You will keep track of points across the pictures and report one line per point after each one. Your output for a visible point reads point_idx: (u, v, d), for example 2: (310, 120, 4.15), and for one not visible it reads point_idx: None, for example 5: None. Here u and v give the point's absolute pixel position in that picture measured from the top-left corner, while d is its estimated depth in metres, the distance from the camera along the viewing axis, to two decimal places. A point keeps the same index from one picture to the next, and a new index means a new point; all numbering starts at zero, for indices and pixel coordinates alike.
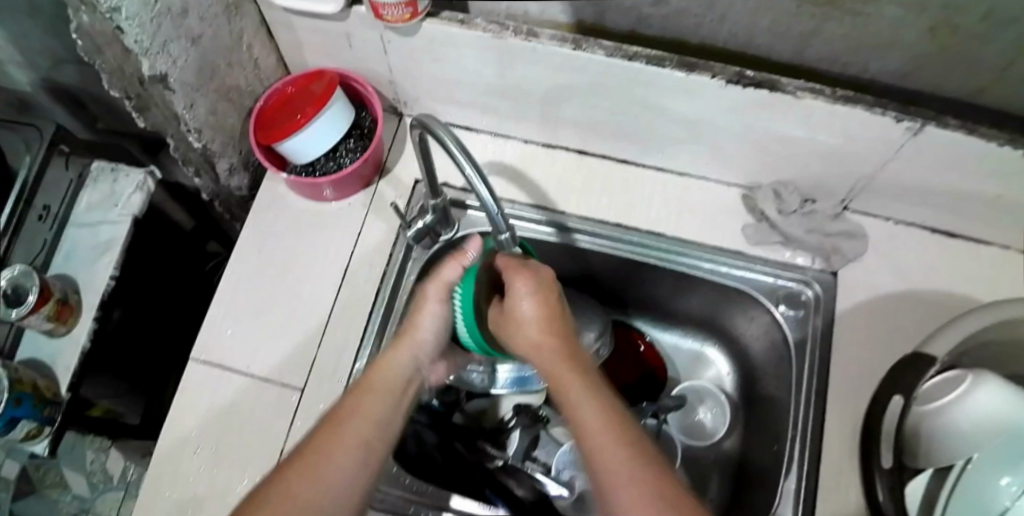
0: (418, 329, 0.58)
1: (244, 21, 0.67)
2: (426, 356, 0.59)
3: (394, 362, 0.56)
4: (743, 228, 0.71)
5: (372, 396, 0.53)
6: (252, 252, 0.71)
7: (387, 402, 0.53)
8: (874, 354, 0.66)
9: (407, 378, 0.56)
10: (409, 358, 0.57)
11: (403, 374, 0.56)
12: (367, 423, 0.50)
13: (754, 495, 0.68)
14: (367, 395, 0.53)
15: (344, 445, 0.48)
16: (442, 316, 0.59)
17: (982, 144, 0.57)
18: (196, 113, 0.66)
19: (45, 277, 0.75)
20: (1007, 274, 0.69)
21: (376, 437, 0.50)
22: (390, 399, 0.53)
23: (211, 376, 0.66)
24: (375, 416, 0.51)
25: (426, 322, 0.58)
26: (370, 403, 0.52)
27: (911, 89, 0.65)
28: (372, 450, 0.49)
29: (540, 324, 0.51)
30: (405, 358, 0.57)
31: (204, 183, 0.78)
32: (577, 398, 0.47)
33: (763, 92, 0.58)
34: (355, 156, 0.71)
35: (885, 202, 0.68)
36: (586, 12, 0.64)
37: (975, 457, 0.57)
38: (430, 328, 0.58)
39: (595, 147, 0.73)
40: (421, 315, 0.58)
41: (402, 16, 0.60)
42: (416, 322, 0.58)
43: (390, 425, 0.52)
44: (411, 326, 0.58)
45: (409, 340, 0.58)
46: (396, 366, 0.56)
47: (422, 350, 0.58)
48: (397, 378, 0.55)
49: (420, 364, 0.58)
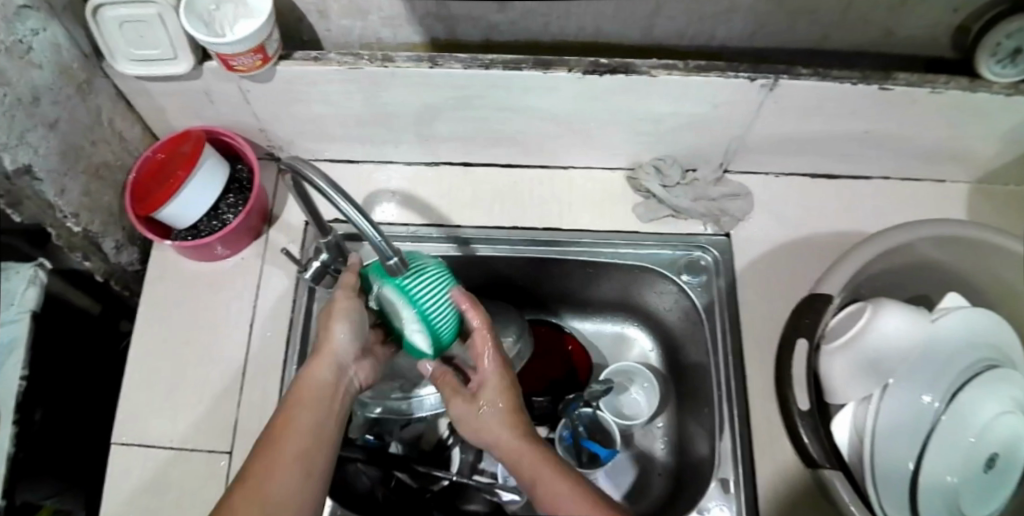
0: (330, 340, 0.55)
1: (101, 96, 0.66)
2: (352, 357, 0.56)
3: (315, 373, 0.54)
4: (634, 207, 0.72)
5: (302, 412, 0.52)
6: (154, 325, 0.69)
7: (316, 420, 0.52)
8: (778, 304, 0.68)
9: (333, 386, 0.54)
10: (329, 366, 0.55)
11: (329, 383, 0.54)
12: (299, 434, 0.50)
13: (695, 463, 0.69)
14: (292, 413, 0.51)
15: (284, 463, 0.48)
16: (352, 317, 0.55)
17: (835, 87, 0.59)
18: (69, 199, 0.65)
19: None
20: (888, 202, 0.72)
21: (313, 447, 0.50)
22: (321, 410, 0.53)
23: (135, 458, 0.64)
24: (308, 430, 0.51)
25: (336, 330, 0.54)
26: (297, 424, 0.51)
27: (761, 48, 0.67)
28: (311, 469, 0.49)
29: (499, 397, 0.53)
30: (328, 368, 0.54)
31: (95, 265, 0.76)
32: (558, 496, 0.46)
33: (620, 77, 0.59)
34: (237, 210, 0.69)
35: (761, 158, 0.71)
36: (437, 30, 0.65)
37: (890, 384, 0.60)
38: (342, 337, 0.55)
39: (479, 156, 0.73)
40: (331, 325, 0.55)
41: (254, 63, 0.59)
42: (326, 335, 0.55)
43: (324, 432, 0.52)
44: (323, 335, 0.55)
45: (326, 350, 0.55)
46: (319, 373, 0.54)
47: (342, 355, 0.55)
48: (324, 389, 0.54)
49: (344, 367, 0.56)
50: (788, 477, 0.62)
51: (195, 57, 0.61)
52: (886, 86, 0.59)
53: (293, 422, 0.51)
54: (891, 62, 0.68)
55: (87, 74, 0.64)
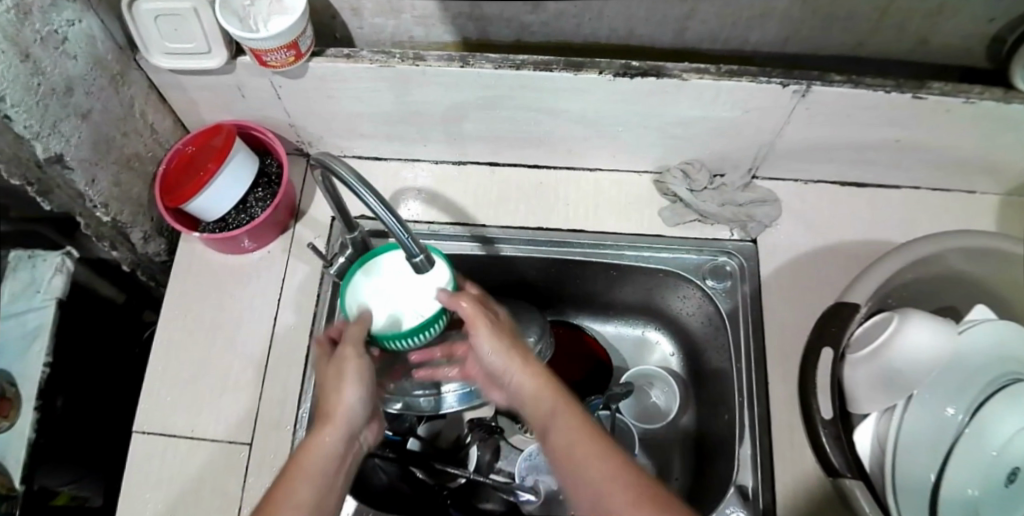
0: (338, 405, 0.53)
1: (133, 88, 0.67)
2: (360, 423, 0.54)
3: (321, 438, 0.52)
4: (659, 211, 0.72)
5: (301, 483, 0.49)
6: (179, 316, 0.70)
7: (318, 490, 0.50)
8: (803, 312, 0.67)
9: (338, 456, 0.52)
10: (337, 432, 0.52)
11: (334, 452, 0.52)
12: (298, 507, 0.48)
13: (714, 469, 0.69)
14: (292, 483, 0.49)
15: None
16: (364, 381, 0.54)
17: (868, 95, 0.59)
18: (99, 188, 0.66)
19: None
20: (916, 212, 0.72)
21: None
22: (322, 480, 0.50)
23: (158, 448, 0.65)
24: (307, 504, 0.48)
25: (346, 397, 0.53)
26: (298, 495, 0.48)
27: (793, 54, 0.67)
28: None
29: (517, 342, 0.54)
30: (336, 434, 0.52)
31: (122, 255, 0.76)
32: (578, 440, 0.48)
33: (651, 80, 0.59)
34: (265, 204, 0.70)
35: (789, 165, 0.70)
36: (469, 29, 0.65)
37: (915, 395, 0.60)
38: (351, 405, 0.53)
39: (505, 156, 0.74)
40: (342, 389, 0.53)
41: (287, 59, 0.60)
42: (335, 399, 0.53)
43: (323, 506, 0.49)
44: (332, 401, 0.53)
45: (333, 417, 0.53)
46: (324, 442, 0.52)
47: (350, 421, 0.53)
48: (329, 458, 0.51)
49: (353, 433, 0.54)
50: (809, 489, 0.61)
51: (229, 52, 0.62)
52: (920, 95, 0.58)
53: (293, 492, 0.48)
54: (924, 72, 0.68)
55: (121, 66, 0.64)
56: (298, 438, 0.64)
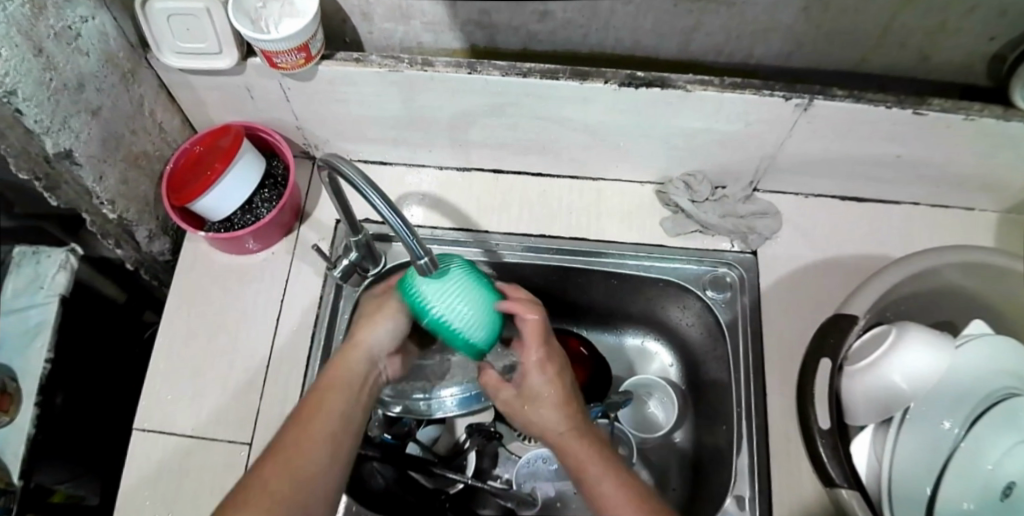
0: (370, 333, 0.57)
1: (143, 87, 0.68)
2: (385, 352, 0.59)
3: (350, 360, 0.56)
4: (661, 221, 0.72)
5: (334, 396, 0.53)
6: (182, 315, 0.70)
7: (349, 402, 0.54)
8: (802, 324, 0.68)
9: (365, 377, 0.56)
10: (363, 355, 0.57)
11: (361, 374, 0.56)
12: (331, 416, 0.52)
13: (711, 480, 0.69)
14: (323, 394, 0.53)
15: (314, 441, 0.50)
16: (399, 318, 0.58)
17: (870, 109, 0.59)
18: (107, 185, 0.66)
19: None
20: (916, 228, 0.72)
21: (342, 432, 0.52)
22: (352, 397, 0.54)
23: (157, 445, 0.65)
24: (339, 414, 0.52)
25: (377, 329, 0.57)
26: (332, 406, 0.52)
27: (796, 69, 0.68)
28: (339, 449, 0.51)
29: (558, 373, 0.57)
30: (364, 356, 0.57)
31: (126, 253, 0.77)
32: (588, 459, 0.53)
33: (656, 90, 0.60)
34: (271, 205, 0.71)
35: (790, 178, 0.71)
36: (477, 37, 0.66)
37: (910, 408, 0.60)
38: (382, 336, 0.57)
39: (510, 163, 0.74)
40: (375, 323, 0.57)
41: (297, 61, 0.60)
42: (368, 329, 0.57)
43: (352, 419, 0.53)
44: (363, 328, 0.57)
45: (362, 343, 0.57)
46: (354, 363, 0.56)
47: (378, 348, 0.58)
48: (357, 378, 0.55)
49: (377, 360, 0.58)
50: (806, 503, 0.61)
51: (239, 53, 0.63)
52: (920, 111, 0.59)
53: (327, 404, 0.52)
54: (925, 88, 0.69)
55: (132, 65, 0.65)
56: None
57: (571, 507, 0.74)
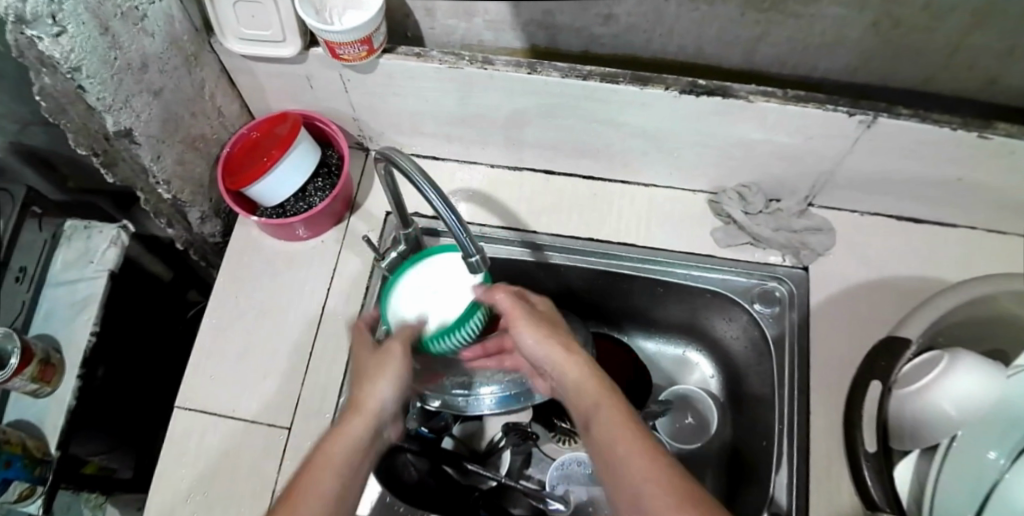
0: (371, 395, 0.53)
1: (205, 71, 0.68)
2: (387, 420, 0.54)
3: (349, 427, 0.51)
4: (712, 232, 0.72)
5: (328, 470, 0.48)
6: (228, 297, 0.71)
7: (344, 477, 0.49)
8: (852, 344, 0.67)
9: (365, 448, 0.52)
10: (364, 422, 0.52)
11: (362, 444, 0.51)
12: (325, 493, 0.47)
13: (747, 494, 0.68)
14: (317, 470, 0.48)
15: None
16: (402, 377, 0.55)
17: (936, 130, 0.58)
18: (163, 166, 0.67)
19: (25, 339, 0.74)
20: (972, 253, 0.71)
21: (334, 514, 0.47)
22: (350, 470, 0.50)
23: (199, 424, 0.66)
24: (332, 491, 0.47)
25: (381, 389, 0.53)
26: (325, 481, 0.48)
27: (860, 85, 0.67)
28: None
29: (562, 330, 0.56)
30: (365, 423, 0.52)
31: (177, 233, 0.78)
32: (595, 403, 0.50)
33: (717, 99, 0.59)
34: (325, 194, 0.71)
35: (846, 195, 0.70)
36: (538, 36, 0.66)
37: (959, 435, 0.58)
38: (384, 400, 0.53)
39: (561, 165, 0.74)
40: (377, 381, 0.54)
41: (359, 54, 0.61)
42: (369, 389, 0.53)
43: (347, 497, 0.48)
44: (365, 393, 0.53)
45: (363, 409, 0.52)
46: (352, 434, 0.51)
47: (380, 415, 0.53)
48: (356, 450, 0.51)
49: (379, 429, 0.53)
50: None
51: (301, 43, 0.63)
52: (986, 135, 0.58)
53: (320, 479, 0.47)
54: (991, 111, 0.67)
55: (196, 48, 0.66)
56: None
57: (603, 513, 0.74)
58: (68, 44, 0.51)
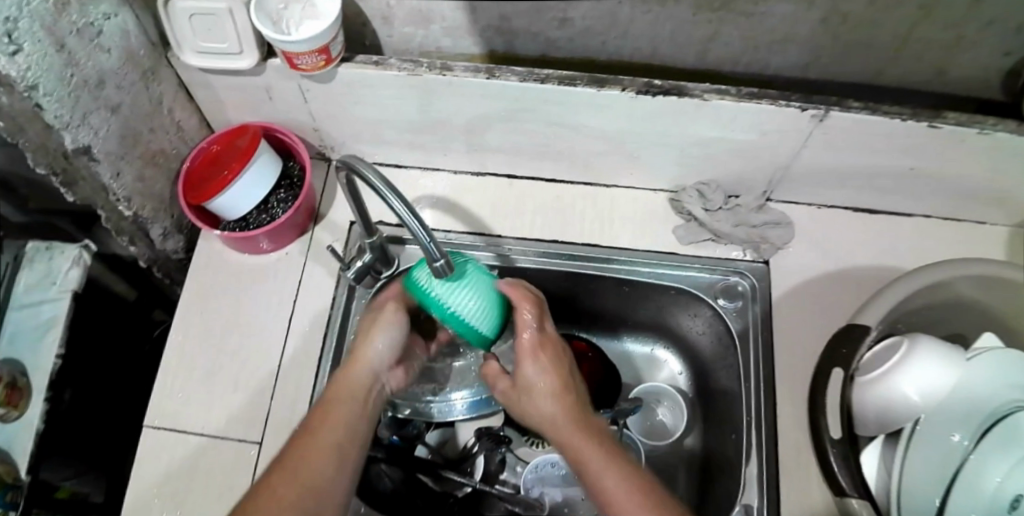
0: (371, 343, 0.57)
1: (163, 85, 0.68)
2: (388, 365, 0.58)
3: (353, 372, 0.55)
4: (674, 230, 0.73)
5: (339, 409, 0.53)
6: (194, 313, 0.71)
7: (353, 414, 0.53)
8: (813, 334, 0.68)
9: (369, 390, 0.56)
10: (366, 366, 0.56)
11: (366, 386, 0.56)
12: (337, 427, 0.52)
13: (719, 486, 0.69)
14: (328, 414, 0.53)
15: (322, 450, 0.50)
16: (399, 327, 0.58)
17: (886, 122, 0.60)
18: (123, 182, 0.67)
19: None
20: (929, 241, 0.72)
21: (348, 445, 0.51)
22: (357, 409, 0.54)
23: (168, 442, 0.65)
24: (343, 427, 0.52)
25: (379, 337, 0.56)
26: (336, 418, 0.52)
27: (812, 80, 0.68)
28: (345, 460, 0.51)
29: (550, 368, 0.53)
30: (367, 368, 0.56)
31: (139, 251, 0.77)
32: (586, 453, 0.50)
33: (673, 99, 0.60)
34: (287, 205, 0.71)
35: (804, 189, 0.71)
36: (496, 42, 0.66)
37: (921, 418, 0.59)
38: (383, 347, 0.57)
39: (525, 169, 0.75)
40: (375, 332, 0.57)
41: (317, 63, 0.61)
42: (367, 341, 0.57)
43: (359, 432, 0.53)
44: (364, 340, 0.57)
45: (363, 353, 0.56)
46: (356, 378, 0.55)
47: (381, 360, 0.57)
48: (360, 392, 0.55)
49: (380, 373, 0.57)
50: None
51: (260, 54, 0.63)
52: (935, 124, 0.59)
53: (331, 418, 0.52)
54: (940, 102, 0.69)
55: (152, 63, 0.65)
56: None
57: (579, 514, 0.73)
58: (24, 62, 0.50)
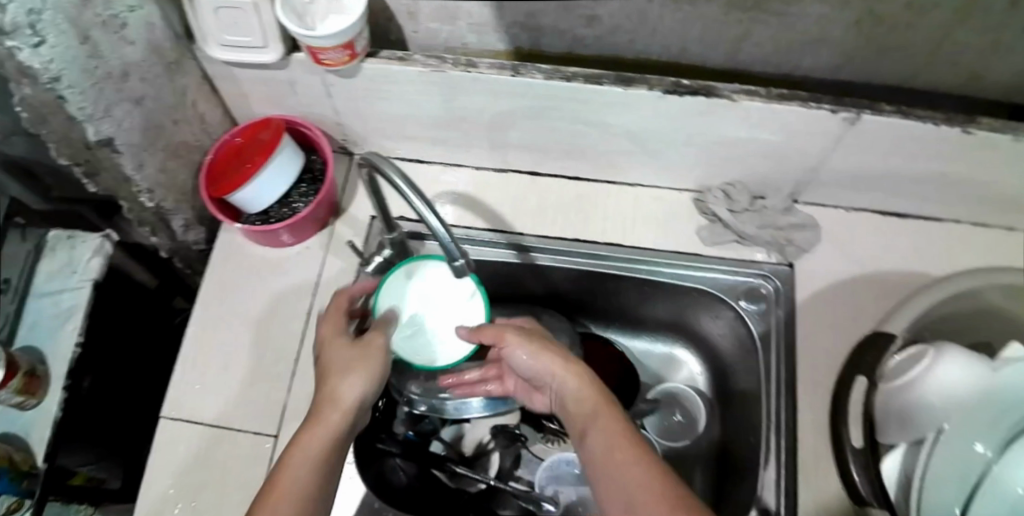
0: (347, 384, 0.53)
1: (187, 77, 0.68)
2: (362, 410, 0.54)
3: (328, 417, 0.52)
4: (698, 230, 0.72)
5: (302, 462, 0.48)
6: (213, 305, 0.71)
7: (323, 466, 0.49)
8: (837, 339, 0.67)
9: (342, 440, 0.52)
10: (342, 411, 0.52)
11: (339, 435, 0.52)
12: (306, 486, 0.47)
13: (737, 490, 0.68)
14: (293, 467, 0.48)
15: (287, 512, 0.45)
16: (377, 371, 0.55)
17: (918, 126, 0.59)
18: (146, 174, 0.67)
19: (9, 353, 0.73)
20: (958, 247, 0.71)
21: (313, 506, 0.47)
22: (326, 460, 0.50)
23: (185, 434, 0.65)
24: (312, 482, 0.48)
25: (354, 381, 0.53)
26: (303, 471, 0.48)
27: (842, 82, 0.67)
28: None
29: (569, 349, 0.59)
30: (345, 409, 0.52)
31: (161, 242, 0.77)
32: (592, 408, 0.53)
33: (701, 99, 0.59)
34: (308, 199, 0.71)
35: (831, 192, 0.70)
36: (522, 38, 0.65)
37: (946, 428, 0.57)
38: (358, 393, 0.53)
39: (546, 166, 0.74)
40: (349, 374, 0.54)
41: (342, 58, 0.61)
42: (341, 383, 0.53)
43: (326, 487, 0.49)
44: (336, 385, 0.53)
45: (337, 400, 0.52)
46: (329, 426, 0.51)
47: (354, 408, 0.53)
48: (334, 440, 0.51)
49: (353, 421, 0.53)
50: None
51: (284, 48, 0.63)
52: (971, 129, 0.58)
53: (297, 472, 0.48)
54: (974, 106, 0.68)
55: (177, 55, 0.65)
56: None
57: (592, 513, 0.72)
58: (48, 54, 0.50)
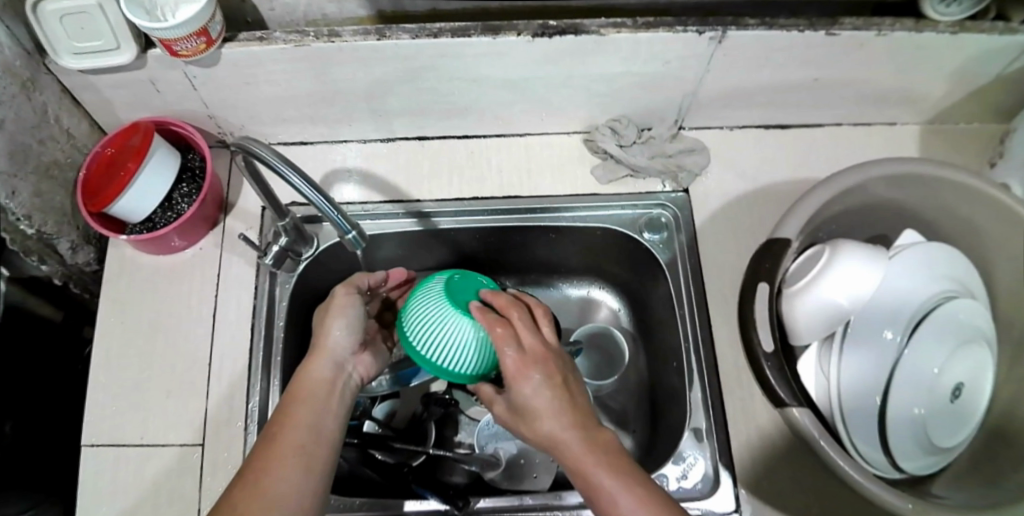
0: (327, 337, 0.59)
1: (46, 93, 0.64)
2: (347, 358, 0.60)
3: (315, 365, 0.57)
4: (593, 170, 0.73)
5: (300, 406, 0.54)
6: (117, 323, 0.69)
7: (319, 409, 0.54)
8: (739, 253, 0.69)
9: (330, 385, 0.57)
10: (327, 360, 0.58)
11: (325, 380, 0.57)
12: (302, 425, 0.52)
13: (671, 413, 0.70)
14: (297, 409, 0.53)
15: (287, 448, 0.50)
16: (349, 317, 0.60)
17: (783, 36, 0.60)
18: (21, 200, 0.64)
19: None
20: (841, 147, 0.74)
21: (313, 442, 0.51)
22: (319, 403, 0.55)
23: (108, 459, 0.63)
24: (308, 423, 0.52)
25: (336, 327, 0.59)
26: (302, 412, 0.53)
27: (706, 3, 0.68)
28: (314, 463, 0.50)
29: (552, 385, 0.46)
30: (323, 364, 0.57)
31: (52, 268, 0.75)
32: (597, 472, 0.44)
33: (570, 39, 0.59)
34: (191, 199, 0.69)
35: (713, 113, 0.72)
36: (383, 2, 0.64)
37: (852, 320, 0.61)
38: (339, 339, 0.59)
39: (433, 129, 0.73)
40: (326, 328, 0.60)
41: (198, 47, 0.58)
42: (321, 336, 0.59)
43: (323, 429, 0.53)
44: (320, 337, 0.59)
45: (322, 350, 0.58)
46: (317, 371, 0.57)
47: (336, 353, 0.59)
48: (320, 385, 0.56)
49: (339, 365, 0.59)
50: (762, 427, 0.63)
51: (139, 46, 0.60)
52: (833, 31, 0.59)
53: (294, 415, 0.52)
54: (835, 9, 0.70)
55: (30, 71, 0.62)
56: (251, 432, 0.64)
57: (535, 462, 0.74)
58: None
